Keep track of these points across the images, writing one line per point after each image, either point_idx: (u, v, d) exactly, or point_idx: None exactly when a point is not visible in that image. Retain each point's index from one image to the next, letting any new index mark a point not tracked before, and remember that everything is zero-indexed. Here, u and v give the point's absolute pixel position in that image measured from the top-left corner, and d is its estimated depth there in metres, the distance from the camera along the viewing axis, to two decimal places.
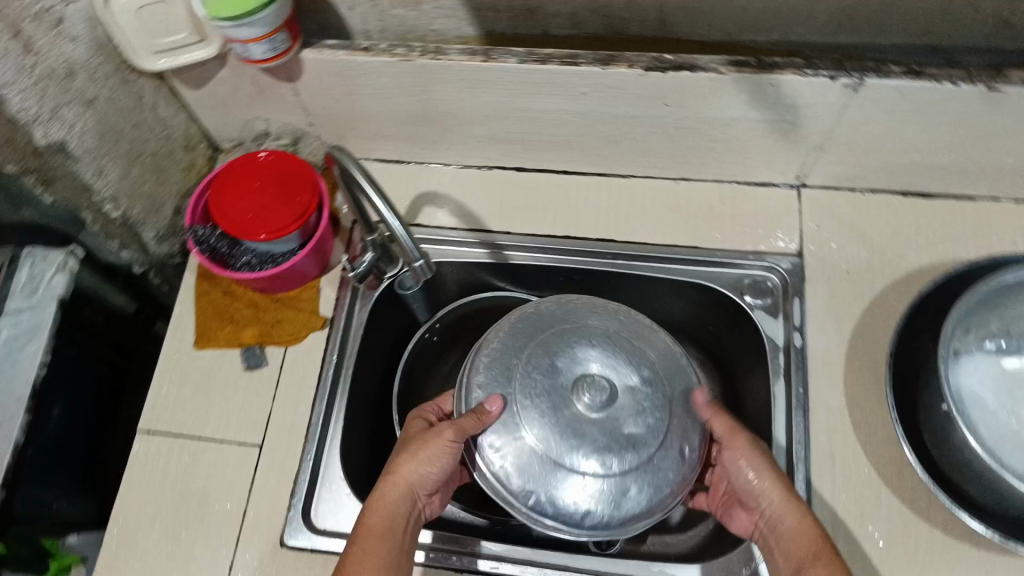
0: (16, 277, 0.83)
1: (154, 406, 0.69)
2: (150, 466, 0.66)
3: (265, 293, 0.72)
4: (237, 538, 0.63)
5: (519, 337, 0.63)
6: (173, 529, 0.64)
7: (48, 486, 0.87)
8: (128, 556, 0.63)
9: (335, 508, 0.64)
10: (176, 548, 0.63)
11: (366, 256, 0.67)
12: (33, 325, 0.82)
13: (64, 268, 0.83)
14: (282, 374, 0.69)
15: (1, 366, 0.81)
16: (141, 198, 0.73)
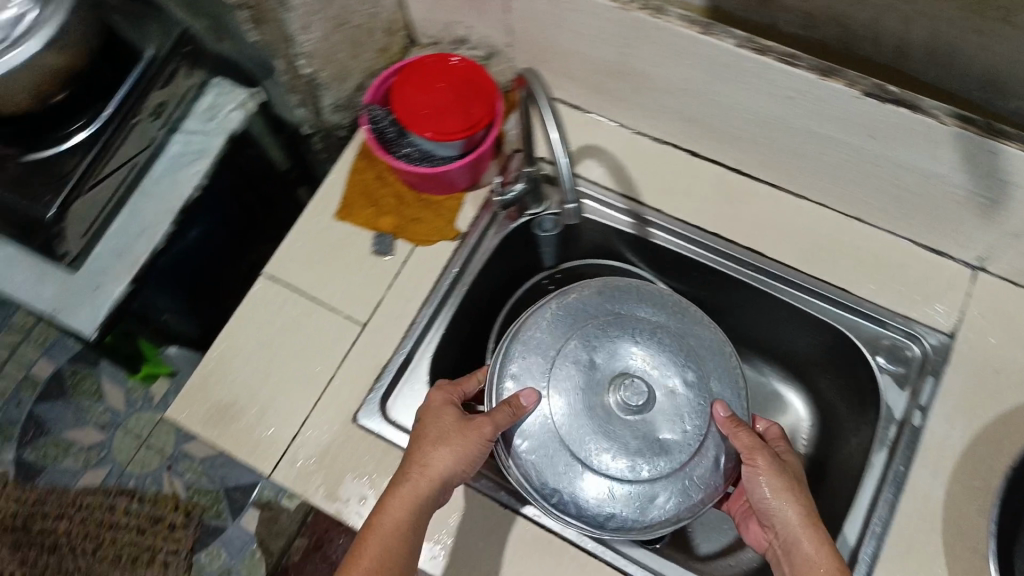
0: (199, 102, 0.89)
1: (283, 257, 0.72)
2: (263, 308, 0.70)
3: (413, 189, 0.73)
4: (316, 398, 0.67)
5: (563, 324, 0.66)
6: (264, 370, 0.68)
7: (169, 297, 0.94)
8: (220, 378, 0.68)
9: (411, 404, 0.67)
10: (262, 386, 0.67)
11: (517, 185, 0.69)
12: (201, 148, 0.88)
13: (243, 106, 0.89)
14: (404, 268, 0.71)
15: (164, 176, 0.87)
16: (332, 64, 0.76)
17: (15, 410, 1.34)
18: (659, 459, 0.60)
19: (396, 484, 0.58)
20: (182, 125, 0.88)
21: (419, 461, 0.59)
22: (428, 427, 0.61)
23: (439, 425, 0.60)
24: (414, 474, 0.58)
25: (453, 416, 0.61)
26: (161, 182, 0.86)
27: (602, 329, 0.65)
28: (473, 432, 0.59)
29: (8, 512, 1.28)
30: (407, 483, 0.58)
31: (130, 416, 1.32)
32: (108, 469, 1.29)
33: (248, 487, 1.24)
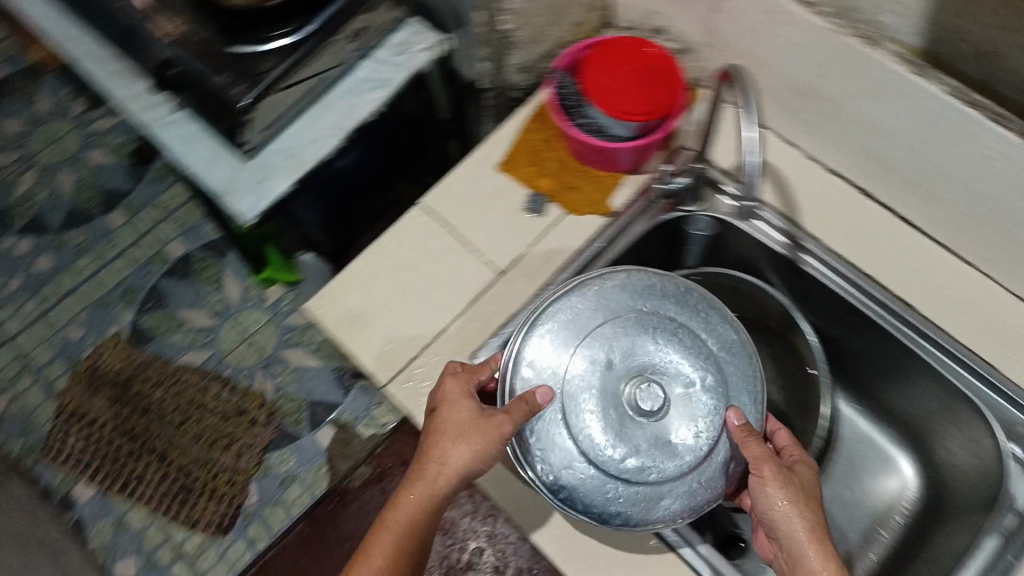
0: (393, 35, 0.93)
1: (441, 192, 0.75)
2: (411, 236, 0.74)
3: (577, 159, 0.75)
4: (441, 331, 0.70)
5: (589, 314, 0.63)
6: (399, 293, 0.72)
7: (315, 208, 0.99)
8: (359, 289, 0.72)
9: None
10: (394, 307, 0.71)
11: (682, 179, 0.70)
12: (385, 78, 0.92)
13: (432, 49, 0.92)
14: (550, 234, 0.73)
15: (346, 96, 0.91)
16: (530, 26, 0.78)
17: (145, 277, 1.46)
18: (667, 464, 0.58)
19: (413, 480, 0.61)
20: (373, 53, 0.93)
21: (434, 459, 0.60)
22: (451, 412, 0.62)
23: (455, 423, 0.61)
24: (431, 474, 0.60)
25: (468, 413, 0.61)
26: (341, 100, 0.91)
27: (624, 321, 0.62)
28: (484, 433, 0.59)
29: (116, 367, 1.38)
30: (420, 484, 0.60)
31: (241, 310, 1.40)
32: (210, 353, 1.38)
33: (330, 405, 1.30)
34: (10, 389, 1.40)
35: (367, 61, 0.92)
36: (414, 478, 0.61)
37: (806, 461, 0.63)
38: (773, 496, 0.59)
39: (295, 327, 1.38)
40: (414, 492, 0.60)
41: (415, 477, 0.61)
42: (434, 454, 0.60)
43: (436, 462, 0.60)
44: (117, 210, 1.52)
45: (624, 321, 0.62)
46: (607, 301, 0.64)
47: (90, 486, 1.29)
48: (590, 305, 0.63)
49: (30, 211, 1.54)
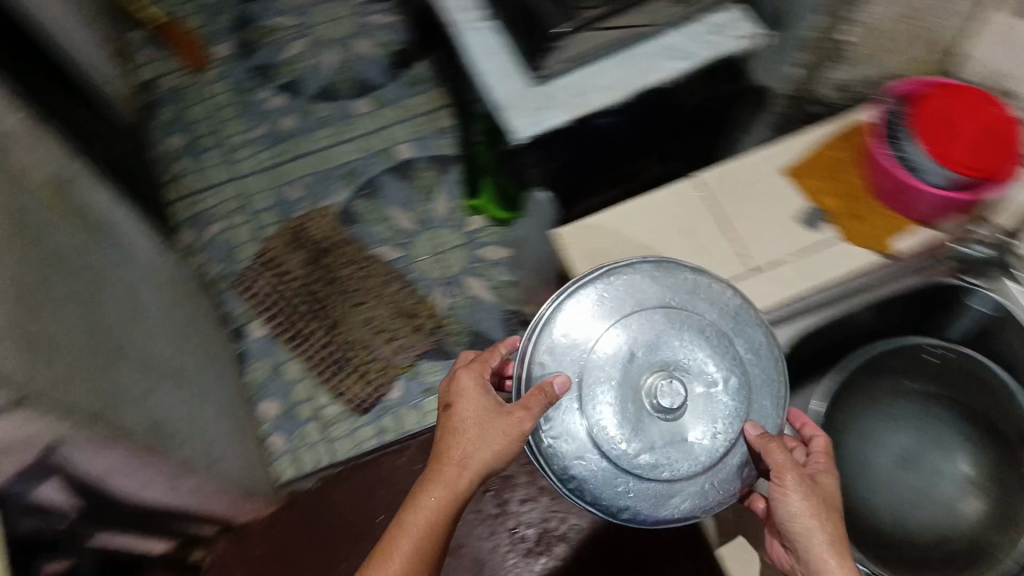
0: (712, 15, 0.90)
1: (722, 173, 0.76)
2: (680, 203, 0.75)
3: (871, 194, 0.74)
4: None
5: (616, 308, 0.66)
6: (652, 251, 0.73)
7: (562, 154, 0.98)
8: (615, 232, 0.74)
9: None
10: (642, 262, 0.72)
11: (987, 249, 0.70)
12: (689, 53, 0.89)
13: (745, 39, 0.87)
14: (816, 250, 0.72)
15: (644, 58, 0.89)
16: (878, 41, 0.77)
17: (370, 167, 1.47)
18: (677, 465, 0.62)
19: (436, 481, 0.63)
20: (689, 24, 0.90)
21: (454, 462, 0.63)
22: (468, 404, 0.66)
23: (479, 421, 0.64)
24: (456, 476, 0.63)
25: (485, 409, 0.64)
26: (639, 61, 0.89)
27: (654, 311, 0.66)
28: (504, 428, 0.63)
29: (319, 235, 1.44)
30: (437, 487, 0.63)
31: (441, 228, 1.42)
32: (402, 254, 1.42)
33: (490, 341, 1.34)
34: (224, 222, 1.47)
35: (678, 30, 0.90)
36: (434, 482, 0.64)
37: (828, 473, 0.66)
38: (795, 503, 0.63)
39: (485, 260, 1.40)
40: (433, 495, 0.63)
41: (437, 482, 0.63)
42: (457, 456, 0.63)
43: (460, 462, 0.63)
44: (364, 99, 1.53)
45: (654, 313, 0.66)
46: (634, 293, 0.67)
47: (264, 327, 1.39)
48: (627, 292, 0.67)
49: (291, 73, 1.58)
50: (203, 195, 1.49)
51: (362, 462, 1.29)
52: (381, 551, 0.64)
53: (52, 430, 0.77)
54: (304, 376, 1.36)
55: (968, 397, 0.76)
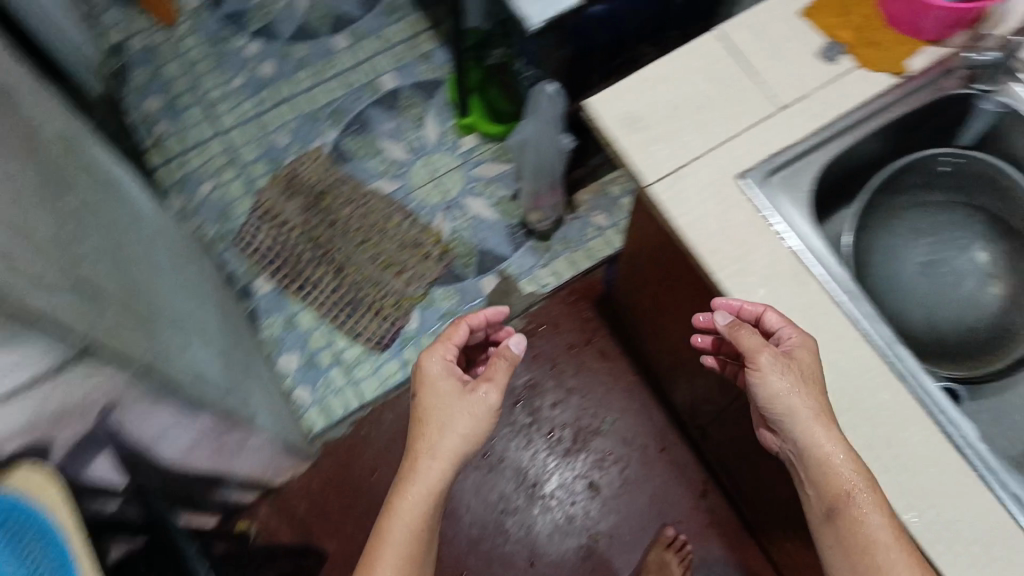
0: None
1: (741, 22, 0.79)
2: (698, 57, 0.78)
3: (884, 20, 0.77)
4: (698, 115, 0.76)
5: None
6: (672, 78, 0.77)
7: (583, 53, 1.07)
8: (656, 78, 0.78)
9: (788, 178, 0.74)
10: (674, 98, 0.77)
11: (994, 53, 0.75)
12: None
13: None
14: (822, 80, 0.76)
15: None
16: None
17: (355, 103, 1.43)
18: None
19: (402, 483, 0.71)
20: None
21: (426, 455, 0.72)
22: (442, 379, 0.76)
23: (442, 406, 0.74)
24: (422, 465, 0.72)
25: (450, 392, 0.75)
26: None
27: None
28: (468, 407, 0.74)
29: (314, 178, 1.39)
30: (410, 486, 0.71)
31: (435, 152, 1.42)
32: (400, 186, 1.40)
33: (498, 258, 1.37)
34: (213, 180, 1.38)
35: None
36: (403, 482, 0.71)
37: (803, 347, 0.65)
38: (773, 384, 0.65)
39: (482, 179, 1.40)
40: (406, 497, 0.70)
41: (403, 479, 0.72)
42: (425, 445, 0.72)
43: (431, 441, 0.72)
44: (342, 34, 1.47)
45: None
46: None
47: (270, 281, 1.32)
48: None
49: (265, 17, 1.49)
50: (189, 154, 1.40)
51: (388, 400, 1.27)
52: (376, 537, 0.70)
53: (114, 391, 0.72)
54: (319, 326, 1.31)
55: (985, 197, 0.81)
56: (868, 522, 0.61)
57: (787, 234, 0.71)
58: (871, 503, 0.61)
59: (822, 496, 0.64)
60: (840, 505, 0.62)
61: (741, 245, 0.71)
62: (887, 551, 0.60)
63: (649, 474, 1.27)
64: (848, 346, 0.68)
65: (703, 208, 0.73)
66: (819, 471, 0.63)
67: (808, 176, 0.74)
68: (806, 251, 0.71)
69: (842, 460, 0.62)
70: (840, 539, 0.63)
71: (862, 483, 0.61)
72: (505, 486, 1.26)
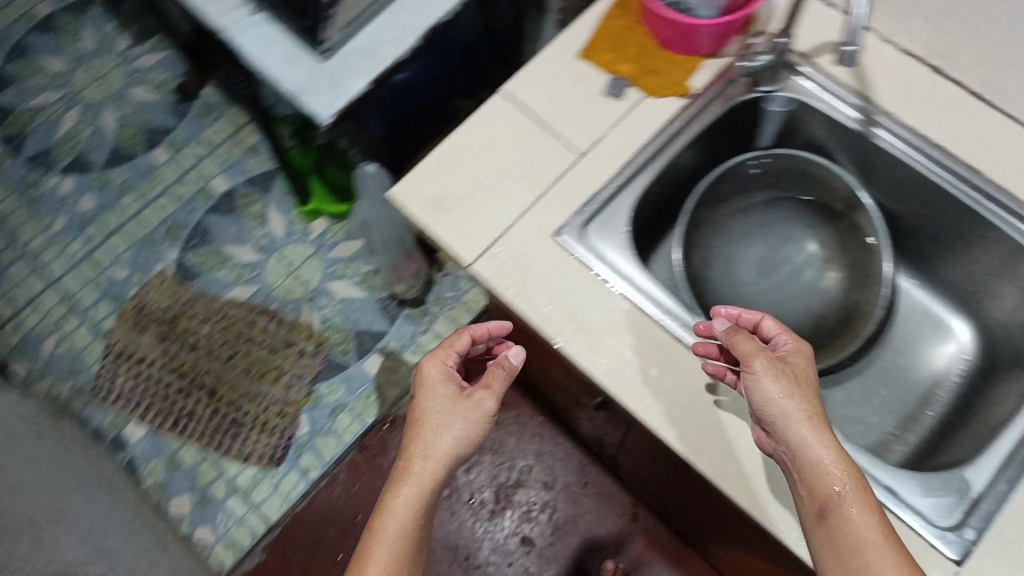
0: None
1: (523, 78, 0.79)
2: (491, 123, 0.78)
3: (659, 44, 0.77)
4: (502, 181, 0.75)
5: None
6: (470, 149, 0.77)
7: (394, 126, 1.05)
8: (455, 153, 0.77)
9: (604, 223, 0.74)
10: (477, 169, 0.76)
11: (765, 57, 0.74)
12: None
13: None
14: (614, 119, 0.76)
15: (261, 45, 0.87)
16: None
17: (190, 216, 1.38)
18: None
19: (393, 483, 0.62)
20: None
21: (417, 454, 0.63)
22: (434, 376, 0.68)
23: (433, 412, 0.65)
24: (415, 466, 0.62)
25: (446, 398, 0.66)
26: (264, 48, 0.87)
27: None
28: (465, 411, 0.64)
29: (162, 304, 1.33)
30: (404, 485, 0.61)
31: (286, 246, 1.36)
32: (256, 289, 1.34)
33: (375, 335, 1.31)
34: (56, 334, 1.32)
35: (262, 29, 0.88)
36: (394, 483, 0.62)
37: (799, 355, 0.62)
38: (767, 388, 0.59)
39: (340, 259, 1.35)
40: (397, 498, 0.61)
41: (395, 480, 0.62)
42: (419, 447, 0.63)
43: (426, 448, 0.63)
44: (159, 147, 1.42)
45: None
46: None
47: (142, 424, 1.26)
48: None
49: (73, 150, 1.43)
50: (23, 313, 1.34)
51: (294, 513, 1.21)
52: (366, 541, 0.60)
53: None
54: (205, 457, 1.24)
55: (801, 187, 0.82)
56: (855, 523, 0.55)
57: (613, 280, 0.71)
58: (860, 506, 0.55)
59: (810, 500, 0.57)
60: (828, 507, 0.56)
61: (567, 304, 0.70)
62: (876, 550, 0.53)
63: (578, 512, 1.25)
64: (694, 379, 0.67)
65: (526, 274, 0.72)
66: (809, 474, 0.57)
67: (622, 216, 0.74)
68: (637, 294, 0.71)
69: (833, 466, 0.56)
70: (827, 543, 0.56)
71: (851, 485, 0.56)
72: (439, 568, 1.23)
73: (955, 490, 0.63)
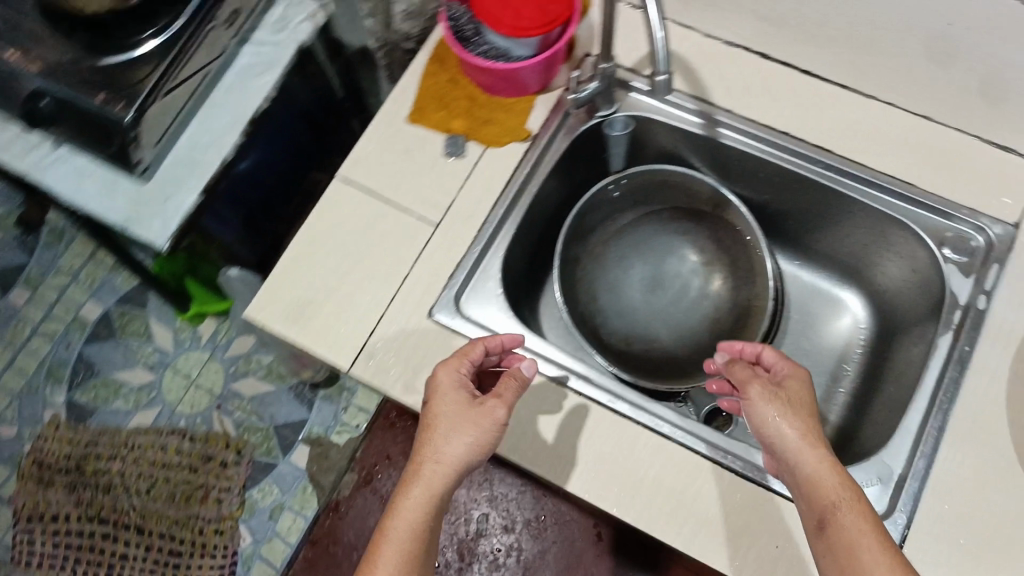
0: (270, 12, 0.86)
1: (356, 158, 0.74)
2: (335, 211, 0.72)
3: (486, 92, 0.75)
4: (360, 272, 0.70)
5: None
6: (320, 243, 0.71)
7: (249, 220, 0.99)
8: (307, 253, 0.71)
9: (476, 294, 0.71)
10: (333, 265, 0.70)
11: (591, 85, 0.71)
12: (272, 60, 0.84)
13: (312, 18, 0.85)
14: (463, 178, 0.73)
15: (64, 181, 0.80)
16: None
17: (69, 353, 1.30)
18: None
19: (399, 490, 0.54)
20: (252, 36, 0.85)
21: (427, 459, 0.55)
22: (443, 382, 0.59)
23: (442, 420, 0.57)
24: (426, 470, 0.54)
25: (459, 405, 0.58)
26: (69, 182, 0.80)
27: None
28: (477, 419, 0.56)
29: (62, 452, 1.26)
30: (413, 493, 0.54)
31: (179, 356, 1.30)
32: (158, 410, 1.27)
33: (294, 425, 1.25)
34: None
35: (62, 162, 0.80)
36: (400, 492, 0.54)
37: (795, 377, 0.60)
38: (762, 412, 0.57)
39: (241, 355, 1.29)
40: (404, 506, 0.53)
41: (400, 490, 0.54)
42: (427, 455, 0.55)
43: (434, 456, 0.55)
44: (18, 289, 1.35)
45: None
46: None
47: None
48: None
49: None
50: None
51: None
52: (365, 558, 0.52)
53: None
54: None
55: (665, 198, 0.81)
56: (850, 530, 0.51)
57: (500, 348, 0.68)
58: (855, 514, 0.51)
59: (810, 512, 0.54)
60: (823, 519, 0.53)
61: None
62: (870, 554, 0.49)
63: (545, 548, 1.17)
64: (602, 432, 0.65)
65: (406, 366, 0.67)
66: (805, 489, 0.54)
67: (493, 278, 0.71)
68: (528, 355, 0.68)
69: (831, 477, 0.53)
70: (826, 554, 0.52)
71: (847, 495, 0.52)
72: None
73: (875, 480, 0.61)
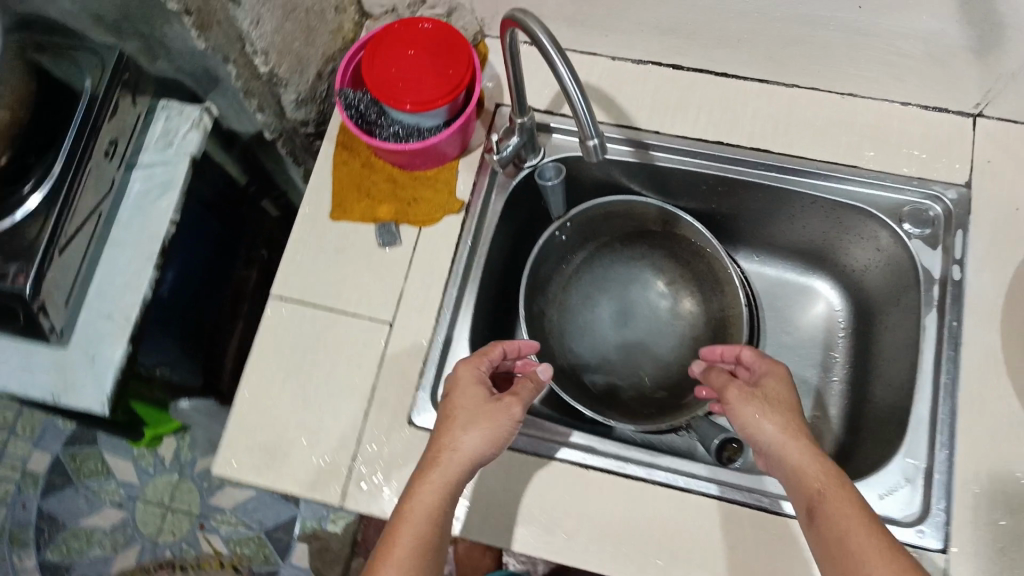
0: (151, 129, 0.80)
1: (287, 272, 0.69)
2: (282, 336, 0.67)
3: (405, 169, 0.70)
4: (323, 394, 0.65)
5: None
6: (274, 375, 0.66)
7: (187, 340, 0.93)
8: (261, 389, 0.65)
9: None
10: (296, 393, 0.65)
11: (513, 140, 0.65)
12: (167, 179, 0.79)
13: (197, 125, 0.79)
14: (407, 266, 0.68)
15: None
16: (288, 56, 0.71)
17: (27, 512, 1.21)
18: None
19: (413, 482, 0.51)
20: (138, 160, 0.79)
21: (443, 448, 0.52)
22: (462, 379, 0.56)
23: (458, 414, 0.54)
24: (445, 454, 0.52)
25: (474, 401, 0.55)
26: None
27: None
28: (494, 414, 0.54)
29: None
30: (428, 483, 0.50)
31: (146, 485, 1.22)
32: (139, 546, 1.19)
33: (286, 526, 1.19)
34: None
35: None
36: (415, 483, 0.51)
37: (773, 376, 0.57)
38: (748, 416, 0.54)
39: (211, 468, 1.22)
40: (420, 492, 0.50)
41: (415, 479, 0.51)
42: (445, 445, 0.52)
43: (450, 448, 0.52)
44: None
45: None
46: None
47: None
48: None
49: None
50: None
51: None
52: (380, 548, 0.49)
53: None
54: None
55: (616, 227, 0.77)
56: (835, 517, 0.48)
57: None
58: (840, 503, 0.48)
59: (797, 499, 0.51)
60: (811, 508, 0.50)
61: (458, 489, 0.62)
62: (859, 537, 0.46)
63: None
64: (620, 499, 0.61)
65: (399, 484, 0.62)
66: (792, 480, 0.51)
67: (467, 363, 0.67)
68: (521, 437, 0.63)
69: (815, 467, 0.51)
70: (816, 541, 0.49)
71: (833, 487, 0.49)
72: None
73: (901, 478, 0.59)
